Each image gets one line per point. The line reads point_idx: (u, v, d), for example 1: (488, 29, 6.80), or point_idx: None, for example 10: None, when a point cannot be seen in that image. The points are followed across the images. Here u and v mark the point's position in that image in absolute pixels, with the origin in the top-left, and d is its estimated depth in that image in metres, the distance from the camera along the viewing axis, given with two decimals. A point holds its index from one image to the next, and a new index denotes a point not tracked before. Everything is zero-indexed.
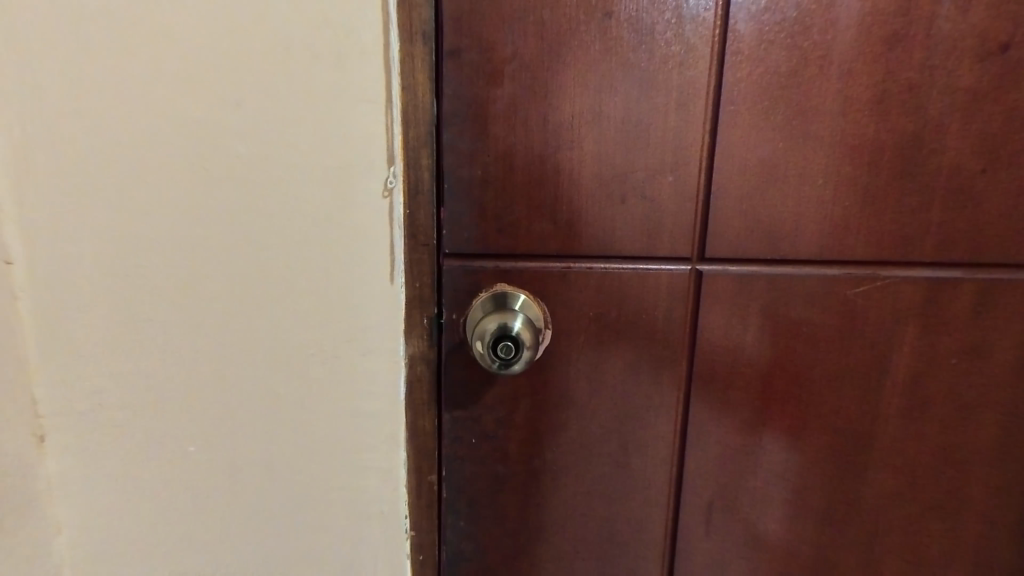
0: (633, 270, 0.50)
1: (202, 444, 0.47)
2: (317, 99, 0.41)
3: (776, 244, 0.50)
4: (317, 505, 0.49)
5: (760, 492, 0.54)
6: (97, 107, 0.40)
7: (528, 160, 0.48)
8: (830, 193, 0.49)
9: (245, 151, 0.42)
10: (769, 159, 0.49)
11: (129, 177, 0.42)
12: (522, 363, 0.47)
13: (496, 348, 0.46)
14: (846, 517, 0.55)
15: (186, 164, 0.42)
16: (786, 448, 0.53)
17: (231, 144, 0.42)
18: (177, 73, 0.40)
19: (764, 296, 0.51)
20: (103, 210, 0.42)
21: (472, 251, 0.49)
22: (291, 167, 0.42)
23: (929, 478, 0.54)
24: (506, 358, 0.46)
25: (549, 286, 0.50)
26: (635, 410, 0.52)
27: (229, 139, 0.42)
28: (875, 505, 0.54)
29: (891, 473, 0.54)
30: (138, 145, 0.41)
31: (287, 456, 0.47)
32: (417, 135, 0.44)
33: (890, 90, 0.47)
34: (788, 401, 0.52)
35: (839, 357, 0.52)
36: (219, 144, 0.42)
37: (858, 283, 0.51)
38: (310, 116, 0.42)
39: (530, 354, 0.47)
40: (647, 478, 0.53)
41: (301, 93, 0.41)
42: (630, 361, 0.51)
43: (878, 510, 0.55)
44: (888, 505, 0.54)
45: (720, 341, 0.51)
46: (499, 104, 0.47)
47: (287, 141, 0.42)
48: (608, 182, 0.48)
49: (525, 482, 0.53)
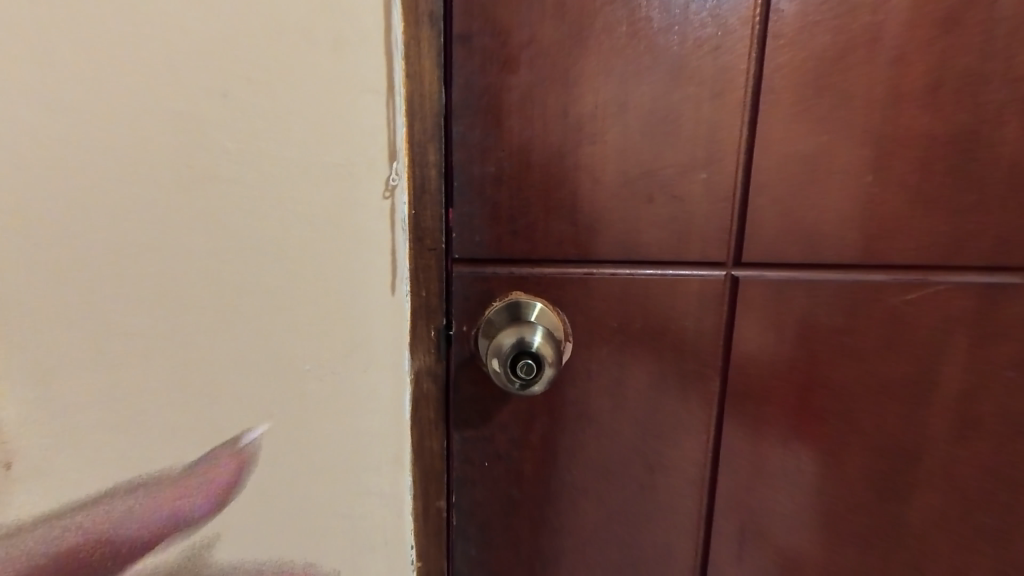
0: (662, 276, 0.45)
1: (194, 466, 0.42)
2: (314, 89, 0.37)
3: (819, 247, 0.45)
4: (315, 531, 0.45)
5: (780, 517, 0.48)
6: (61, 94, 0.35)
7: (545, 155, 0.43)
8: (881, 191, 0.44)
9: (234, 146, 0.38)
10: (811, 155, 0.44)
11: (103, 174, 0.37)
12: (544, 383, 0.41)
13: (515, 367, 0.41)
14: (894, 548, 0.49)
15: (166, 161, 0.37)
16: (831, 475, 0.48)
17: (216, 139, 0.37)
18: (155, 58, 0.36)
19: (803, 303, 0.46)
20: (72, 211, 0.37)
21: (485, 256, 0.44)
22: (285, 164, 0.38)
23: (985, 506, 0.48)
24: (527, 379, 0.41)
25: (568, 295, 0.45)
26: (660, 430, 0.47)
27: (217, 131, 0.37)
28: (919, 533, 0.48)
29: (935, 497, 0.48)
30: (111, 138, 0.37)
31: (284, 481, 0.43)
32: (423, 130, 0.40)
33: (944, 79, 0.43)
34: (831, 423, 0.47)
35: (889, 375, 0.46)
36: (207, 137, 0.37)
37: (906, 288, 0.46)
38: (308, 109, 0.38)
39: (553, 372, 0.41)
40: (673, 502, 0.48)
41: (297, 85, 0.37)
42: (656, 377, 0.46)
43: (922, 540, 0.48)
44: (946, 534, 0.48)
45: (755, 353, 0.46)
46: (514, 93, 0.42)
47: (281, 136, 0.38)
48: (633, 179, 0.44)
49: (541, 506, 0.48)
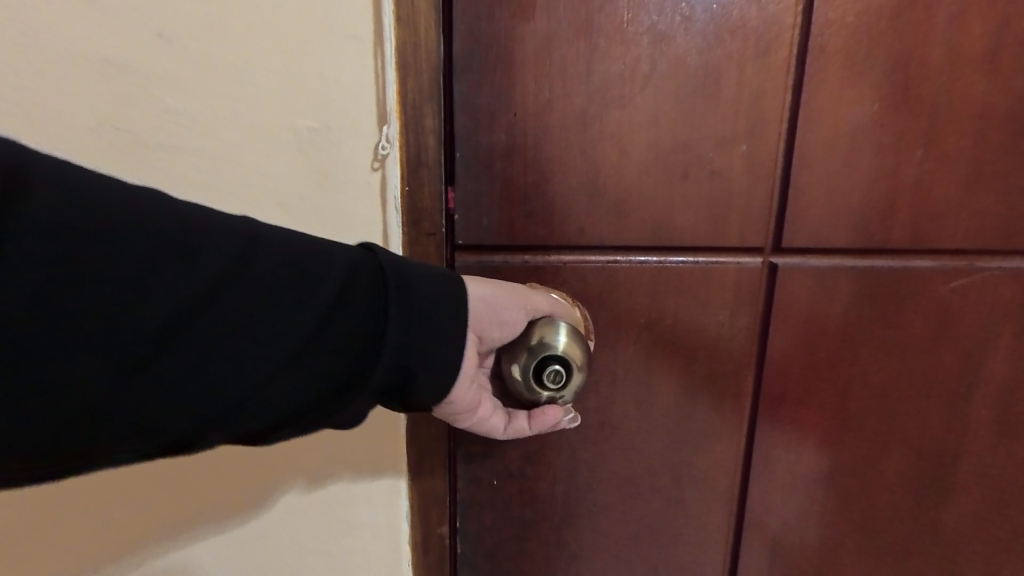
0: (697, 264, 0.39)
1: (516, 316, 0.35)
2: (291, 39, 0.32)
3: (865, 231, 0.39)
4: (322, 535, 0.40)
5: (813, 528, 0.44)
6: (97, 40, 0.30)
7: (563, 123, 0.36)
8: (956, 167, 0.38)
9: (238, 117, 0.32)
10: (864, 125, 0.37)
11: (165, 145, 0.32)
12: (575, 389, 0.36)
13: (540, 377, 0.35)
14: (936, 561, 0.44)
15: (140, 109, 0.31)
16: (875, 491, 0.43)
17: (220, 109, 0.32)
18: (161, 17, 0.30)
19: (849, 295, 0.40)
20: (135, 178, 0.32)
21: (493, 243, 0.38)
22: (278, 133, 0.33)
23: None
24: (555, 387, 0.35)
25: (591, 287, 0.39)
26: (690, 438, 0.42)
27: (223, 101, 0.32)
28: (958, 544, 0.43)
29: (977, 505, 0.42)
30: (71, 81, 0.30)
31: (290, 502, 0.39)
32: (418, 87, 0.34)
33: (1018, 26, 0.35)
34: (880, 432, 0.42)
35: (940, 377, 0.41)
36: (188, 83, 0.31)
37: (977, 274, 0.39)
38: (291, 64, 0.32)
39: (584, 375, 0.36)
40: (703, 518, 0.44)
41: (278, 34, 0.32)
42: (686, 382, 0.41)
43: (964, 551, 0.43)
44: (999, 551, 0.43)
45: (794, 353, 0.41)
46: (527, 45, 0.35)
47: (257, 99, 0.32)
48: (666, 153, 0.37)
49: (558, 527, 0.43)
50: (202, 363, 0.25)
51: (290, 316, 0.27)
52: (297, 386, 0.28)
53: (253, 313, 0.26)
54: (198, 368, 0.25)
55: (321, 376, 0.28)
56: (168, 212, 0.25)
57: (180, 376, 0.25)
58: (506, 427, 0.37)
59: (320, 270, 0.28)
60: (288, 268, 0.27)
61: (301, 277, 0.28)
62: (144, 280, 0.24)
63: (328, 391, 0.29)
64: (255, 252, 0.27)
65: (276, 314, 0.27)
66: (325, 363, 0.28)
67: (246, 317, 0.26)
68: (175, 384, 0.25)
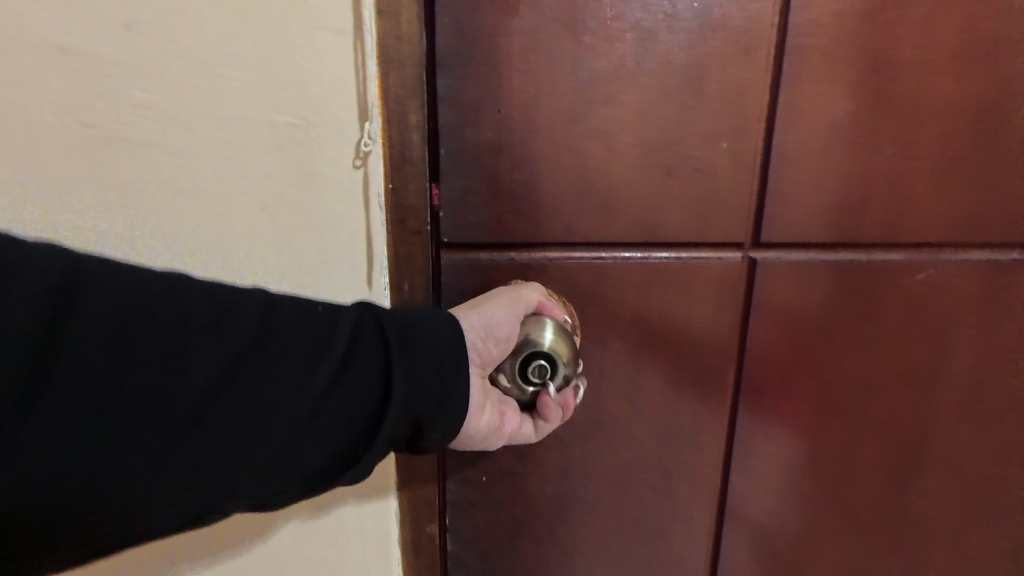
0: (681, 260, 0.40)
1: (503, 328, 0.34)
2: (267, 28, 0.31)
3: (841, 227, 0.40)
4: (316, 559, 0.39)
5: (793, 514, 0.46)
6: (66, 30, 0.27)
7: (551, 119, 0.36)
8: (925, 164, 0.39)
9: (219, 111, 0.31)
10: (840, 123, 0.38)
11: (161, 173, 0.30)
12: (569, 367, 0.36)
13: (529, 375, 0.36)
14: (907, 541, 0.46)
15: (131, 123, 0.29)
16: (851, 477, 0.45)
17: (203, 102, 0.30)
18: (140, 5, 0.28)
19: (826, 289, 0.41)
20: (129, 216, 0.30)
21: (480, 241, 0.38)
22: (259, 128, 0.32)
23: (991, 493, 0.44)
24: (548, 375, 0.36)
25: (579, 285, 0.39)
26: (676, 431, 0.43)
27: (205, 94, 0.30)
28: (928, 524, 0.45)
29: (944, 487, 0.45)
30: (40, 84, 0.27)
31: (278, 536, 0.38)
32: (402, 83, 0.34)
33: (981, 27, 0.37)
34: (855, 421, 0.44)
35: (909, 365, 0.42)
36: (178, 84, 0.30)
37: (943, 266, 0.41)
38: (271, 55, 0.31)
39: (569, 351, 0.36)
40: (689, 508, 0.45)
41: (256, 22, 0.30)
42: (672, 376, 0.42)
43: (933, 530, 0.46)
44: (964, 528, 0.45)
45: (774, 346, 0.42)
46: (514, 41, 0.35)
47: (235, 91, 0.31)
48: (651, 150, 0.38)
49: (548, 523, 0.44)
50: (226, 424, 0.26)
51: (311, 370, 0.28)
52: (319, 443, 0.28)
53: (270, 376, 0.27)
54: (228, 428, 0.26)
55: (341, 431, 0.29)
56: (177, 284, 0.26)
57: (211, 437, 0.25)
58: (537, 431, 0.38)
59: (332, 325, 0.30)
60: (302, 322, 0.29)
61: (316, 333, 0.29)
62: (176, 353, 0.25)
63: (349, 442, 0.29)
64: (270, 313, 0.28)
65: (296, 370, 0.28)
66: (346, 413, 0.29)
67: (269, 375, 0.27)
68: (208, 448, 0.25)
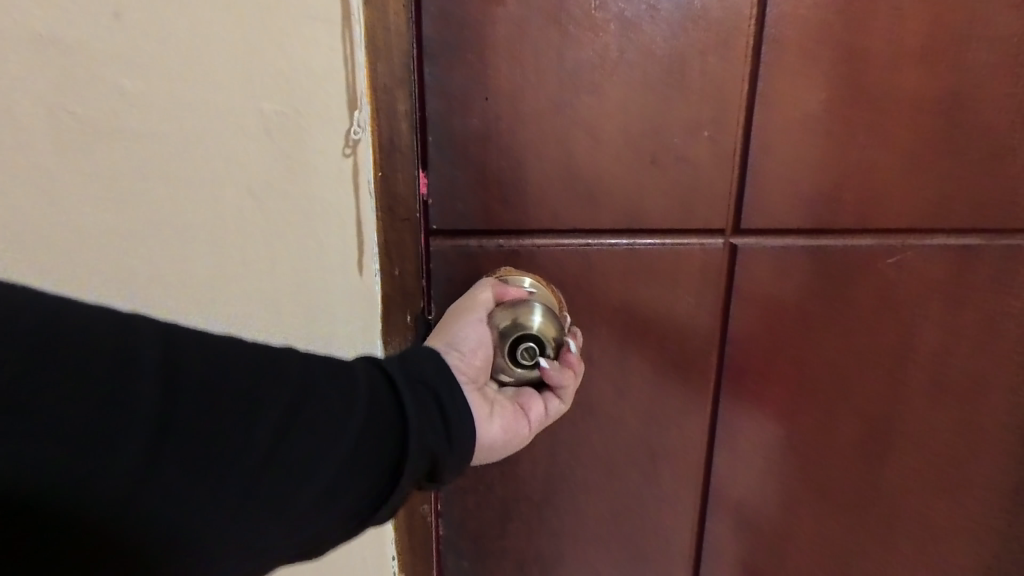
0: (665, 246, 0.41)
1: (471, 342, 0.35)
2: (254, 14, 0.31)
3: (817, 213, 0.42)
4: None
5: (773, 492, 0.47)
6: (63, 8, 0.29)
7: (536, 108, 0.37)
8: (895, 151, 0.41)
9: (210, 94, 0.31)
10: (815, 112, 0.40)
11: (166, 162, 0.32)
12: (556, 329, 0.37)
13: (531, 358, 0.36)
14: (881, 516, 0.48)
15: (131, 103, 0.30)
16: (828, 454, 0.46)
17: (194, 86, 0.31)
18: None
19: (804, 274, 0.43)
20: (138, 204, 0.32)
21: (468, 228, 0.38)
22: (246, 114, 0.32)
23: (959, 466, 0.47)
24: (544, 345, 0.36)
25: (566, 271, 0.40)
26: (661, 414, 0.44)
27: (195, 77, 0.31)
28: (901, 498, 0.47)
29: (916, 462, 0.47)
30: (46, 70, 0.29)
31: None
32: (389, 71, 0.34)
33: (945, 19, 0.38)
34: (831, 401, 0.45)
35: (882, 346, 0.44)
36: (175, 68, 0.30)
37: (913, 250, 0.42)
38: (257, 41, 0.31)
39: (547, 316, 0.37)
40: (674, 489, 0.46)
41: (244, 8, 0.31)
42: (656, 360, 0.43)
43: (906, 504, 0.48)
44: (935, 502, 0.48)
45: (754, 330, 0.43)
46: (499, 32, 0.35)
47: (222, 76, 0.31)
48: (635, 139, 0.39)
49: (539, 506, 0.45)
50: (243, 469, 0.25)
51: (328, 414, 0.27)
52: (337, 488, 0.27)
53: (268, 420, 0.25)
54: (241, 476, 0.25)
55: (362, 474, 0.28)
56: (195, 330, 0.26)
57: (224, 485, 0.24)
58: (563, 399, 0.37)
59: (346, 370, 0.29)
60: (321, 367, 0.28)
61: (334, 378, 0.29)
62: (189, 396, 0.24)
63: (368, 485, 0.28)
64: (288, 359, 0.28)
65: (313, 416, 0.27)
66: (363, 457, 0.28)
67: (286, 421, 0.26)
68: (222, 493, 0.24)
